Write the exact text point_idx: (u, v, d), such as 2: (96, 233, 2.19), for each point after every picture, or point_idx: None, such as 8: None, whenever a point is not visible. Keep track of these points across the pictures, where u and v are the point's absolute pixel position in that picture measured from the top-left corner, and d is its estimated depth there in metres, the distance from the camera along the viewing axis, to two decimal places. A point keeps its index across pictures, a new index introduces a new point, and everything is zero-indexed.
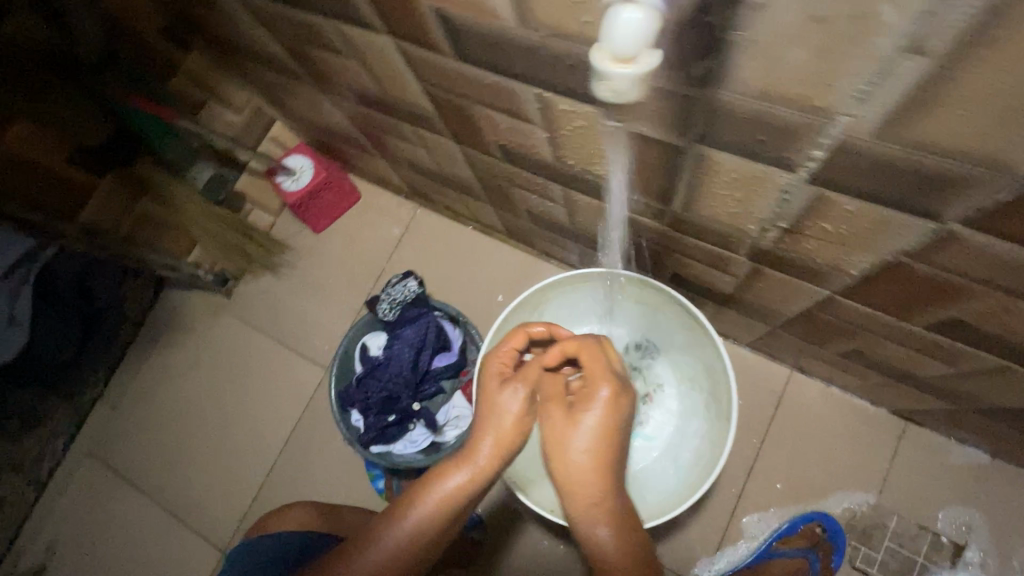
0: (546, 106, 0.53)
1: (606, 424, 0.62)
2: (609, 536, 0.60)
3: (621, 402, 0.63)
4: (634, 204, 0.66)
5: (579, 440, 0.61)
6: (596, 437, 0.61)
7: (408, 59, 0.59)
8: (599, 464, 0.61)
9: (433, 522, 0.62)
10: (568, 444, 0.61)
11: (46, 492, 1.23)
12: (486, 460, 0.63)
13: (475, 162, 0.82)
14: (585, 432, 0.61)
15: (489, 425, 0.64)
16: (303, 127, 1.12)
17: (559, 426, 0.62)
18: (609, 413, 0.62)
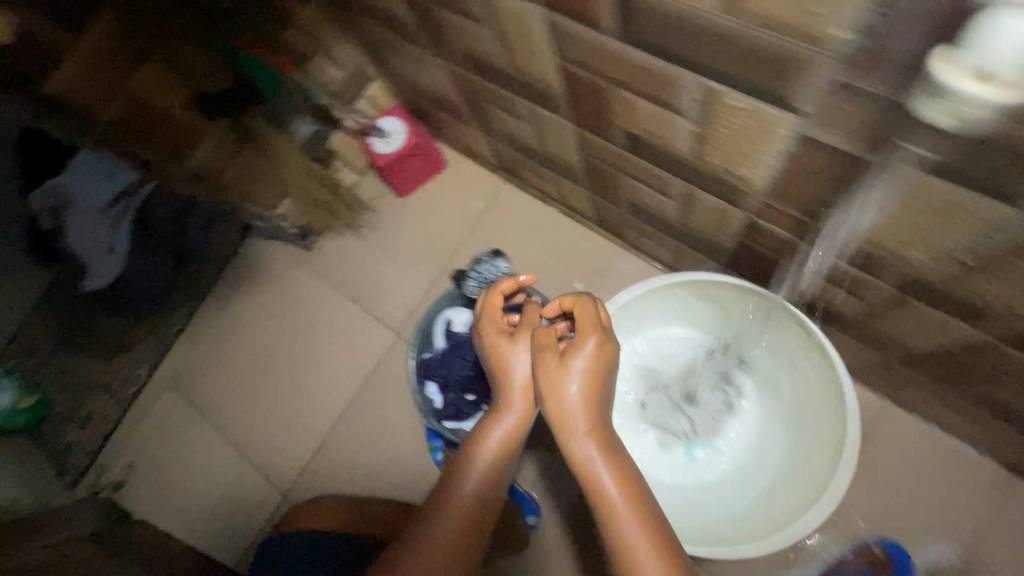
0: (709, 101, 0.48)
1: (596, 368, 0.65)
2: (611, 478, 0.59)
3: (607, 349, 0.66)
4: (769, 211, 0.61)
5: (574, 387, 0.63)
6: (587, 379, 0.64)
7: (556, 34, 0.56)
8: (592, 404, 0.63)
9: (472, 489, 0.65)
10: (559, 381, 0.63)
11: (130, 412, 1.33)
12: (510, 420, 0.67)
13: (588, 146, 0.78)
14: (578, 376, 0.63)
15: (505, 372, 0.69)
16: (402, 90, 1.11)
17: (548, 368, 0.64)
18: (598, 357, 0.65)
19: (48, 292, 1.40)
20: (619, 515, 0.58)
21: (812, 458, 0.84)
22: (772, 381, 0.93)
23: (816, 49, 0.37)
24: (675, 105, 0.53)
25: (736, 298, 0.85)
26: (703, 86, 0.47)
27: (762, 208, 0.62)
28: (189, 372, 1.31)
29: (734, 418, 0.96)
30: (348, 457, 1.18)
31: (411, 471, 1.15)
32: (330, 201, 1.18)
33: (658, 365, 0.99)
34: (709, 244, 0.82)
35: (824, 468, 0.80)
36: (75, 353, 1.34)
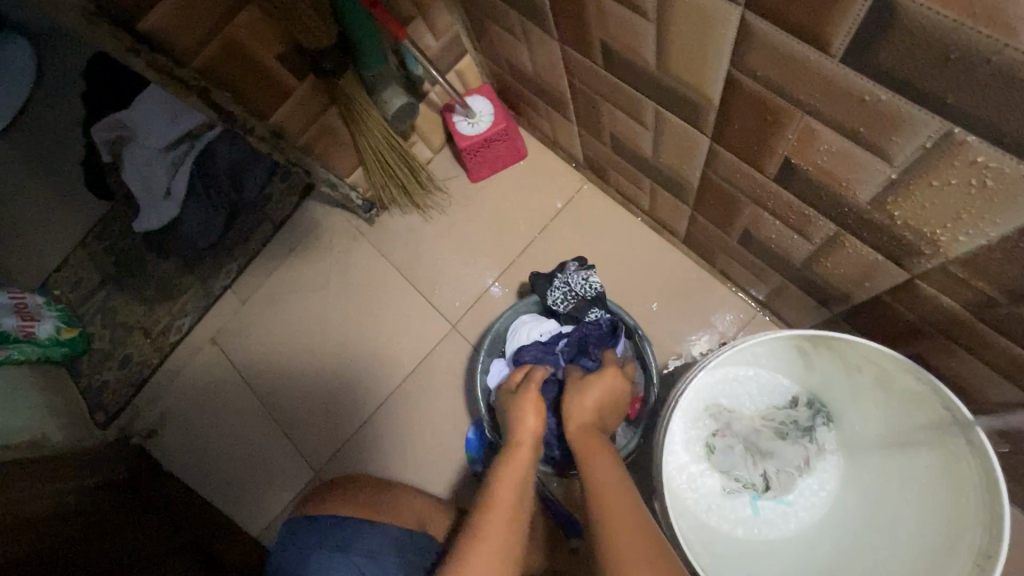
0: (941, 148, 0.41)
1: (603, 391, 0.73)
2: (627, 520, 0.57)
3: (621, 377, 0.74)
4: (948, 278, 0.53)
5: (578, 403, 0.72)
6: (595, 397, 0.72)
7: (745, 43, 0.47)
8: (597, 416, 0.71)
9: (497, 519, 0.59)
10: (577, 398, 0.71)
11: (165, 364, 1.26)
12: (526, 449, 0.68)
13: (718, 165, 0.70)
14: (584, 395, 0.72)
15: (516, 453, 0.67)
16: (498, 68, 1.03)
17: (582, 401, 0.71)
18: (614, 382, 0.74)
19: (99, 223, 1.35)
20: (605, 492, 0.60)
21: (924, 547, 0.73)
22: (865, 446, 0.82)
23: None
24: (884, 149, 0.45)
25: (859, 357, 0.74)
26: (950, 133, 0.39)
27: (939, 273, 0.53)
28: (232, 329, 1.26)
29: (813, 477, 0.86)
30: (387, 443, 1.14)
31: (450, 470, 1.10)
32: (404, 177, 1.12)
33: (732, 406, 0.89)
34: (832, 293, 0.74)
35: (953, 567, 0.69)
36: (121, 292, 1.30)
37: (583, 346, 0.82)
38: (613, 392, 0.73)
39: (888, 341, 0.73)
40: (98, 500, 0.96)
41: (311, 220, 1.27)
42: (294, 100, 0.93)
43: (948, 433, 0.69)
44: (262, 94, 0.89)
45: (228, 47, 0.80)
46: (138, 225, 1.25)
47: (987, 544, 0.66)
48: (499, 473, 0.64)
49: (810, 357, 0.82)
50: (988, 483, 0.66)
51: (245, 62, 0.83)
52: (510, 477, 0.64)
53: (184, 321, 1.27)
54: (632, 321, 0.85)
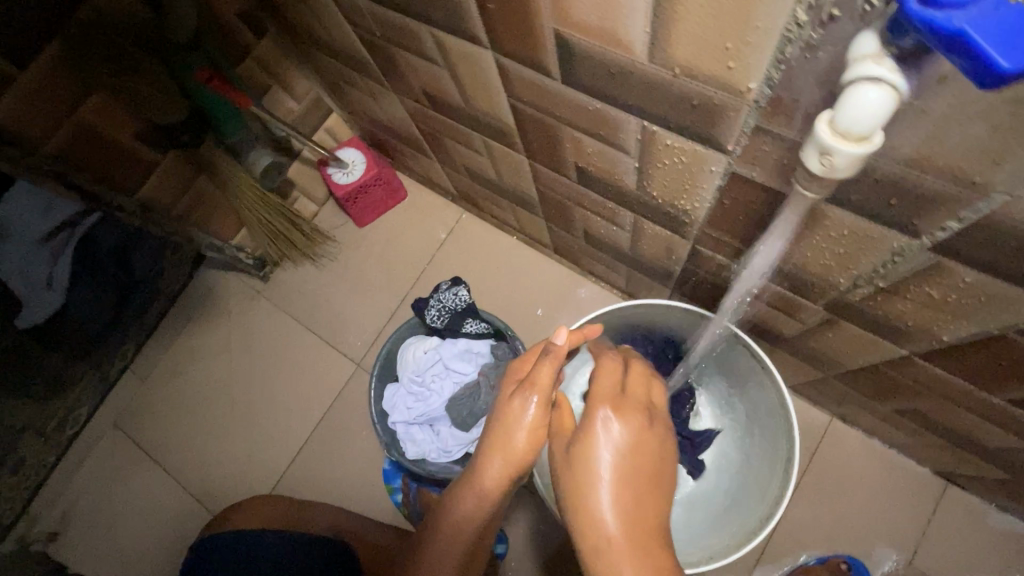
0: (648, 138, 0.52)
1: (628, 470, 0.53)
2: None
3: (649, 439, 0.54)
4: (711, 240, 0.65)
5: (599, 484, 0.52)
6: (616, 474, 0.52)
7: (505, 75, 0.59)
8: (626, 506, 0.51)
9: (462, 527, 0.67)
10: (583, 461, 0.53)
11: (67, 457, 1.23)
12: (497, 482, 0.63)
13: (542, 179, 0.81)
14: (600, 466, 0.53)
15: (495, 448, 0.61)
16: (361, 121, 1.12)
17: (585, 460, 0.53)
18: (641, 444, 0.54)
19: None
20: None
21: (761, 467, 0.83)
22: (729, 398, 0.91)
23: (738, 98, 0.40)
24: (619, 142, 0.56)
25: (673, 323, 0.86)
26: (644, 127, 0.51)
27: (704, 237, 0.65)
28: (136, 409, 1.25)
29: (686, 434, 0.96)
30: (307, 493, 1.14)
31: (372, 505, 1.12)
32: (286, 230, 1.16)
33: None
34: (660, 271, 0.86)
35: (774, 475, 0.79)
36: None
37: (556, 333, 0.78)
38: (642, 456, 0.54)
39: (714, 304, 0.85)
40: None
41: (209, 286, 1.30)
42: (159, 173, 0.99)
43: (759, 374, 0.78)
44: (124, 173, 0.94)
45: (80, 130, 0.85)
46: (19, 324, 1.04)
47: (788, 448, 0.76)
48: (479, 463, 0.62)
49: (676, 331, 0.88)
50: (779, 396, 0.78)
51: (100, 145, 0.89)
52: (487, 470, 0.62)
53: (83, 409, 1.24)
54: (505, 324, 0.92)
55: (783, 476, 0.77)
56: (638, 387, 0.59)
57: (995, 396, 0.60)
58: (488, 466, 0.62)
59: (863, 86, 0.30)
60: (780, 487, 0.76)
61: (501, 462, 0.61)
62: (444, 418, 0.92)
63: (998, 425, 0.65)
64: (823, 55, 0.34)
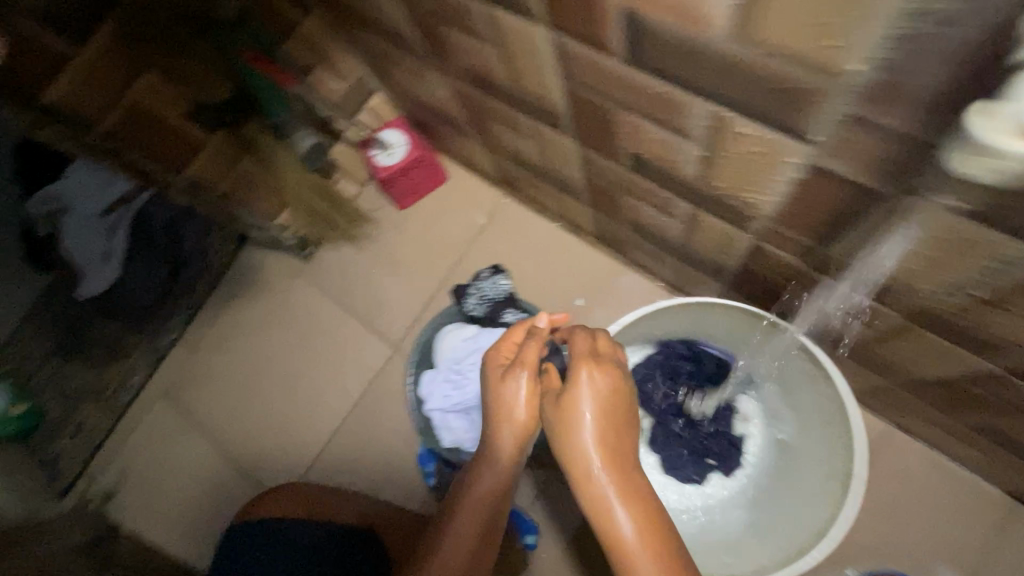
0: (718, 126, 0.48)
1: (608, 409, 0.57)
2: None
3: (623, 381, 0.59)
4: (776, 236, 0.60)
5: (584, 432, 0.56)
6: (597, 419, 0.56)
7: (561, 54, 0.55)
8: (610, 449, 0.55)
9: (476, 510, 0.68)
10: (568, 407, 0.57)
11: (120, 423, 1.29)
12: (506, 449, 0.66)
13: (592, 165, 0.77)
14: (584, 415, 0.56)
15: (498, 420, 0.65)
16: (403, 102, 1.10)
17: (570, 406, 0.57)
18: (616, 386, 0.59)
19: (42, 294, 1.36)
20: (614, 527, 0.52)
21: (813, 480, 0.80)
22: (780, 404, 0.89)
23: (835, 83, 0.36)
24: (684, 129, 0.52)
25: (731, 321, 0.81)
26: (714, 113, 0.47)
27: (768, 233, 0.61)
28: (183, 380, 1.29)
29: (732, 439, 0.92)
30: (344, 471, 1.16)
31: (406, 487, 1.13)
32: (328, 211, 1.16)
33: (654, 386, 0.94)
34: (714, 266, 0.81)
35: (829, 490, 0.76)
36: (70, 359, 1.31)
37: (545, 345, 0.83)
38: (618, 396, 0.58)
39: (771, 303, 0.80)
40: (67, 555, 0.98)
41: (253, 264, 1.32)
42: (206, 154, 0.99)
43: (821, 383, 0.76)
44: (171, 152, 0.96)
45: (131, 109, 0.87)
46: (82, 292, 1.21)
47: (849, 465, 0.73)
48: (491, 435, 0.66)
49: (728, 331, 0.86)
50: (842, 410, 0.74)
51: (150, 124, 0.90)
52: (498, 439, 0.66)
53: (135, 378, 1.29)
54: None
55: (840, 492, 0.74)
56: (610, 347, 0.64)
57: None
58: (499, 436, 0.66)
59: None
60: (837, 504, 0.74)
61: (505, 428, 0.65)
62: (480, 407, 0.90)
63: None
64: (954, 31, 0.29)
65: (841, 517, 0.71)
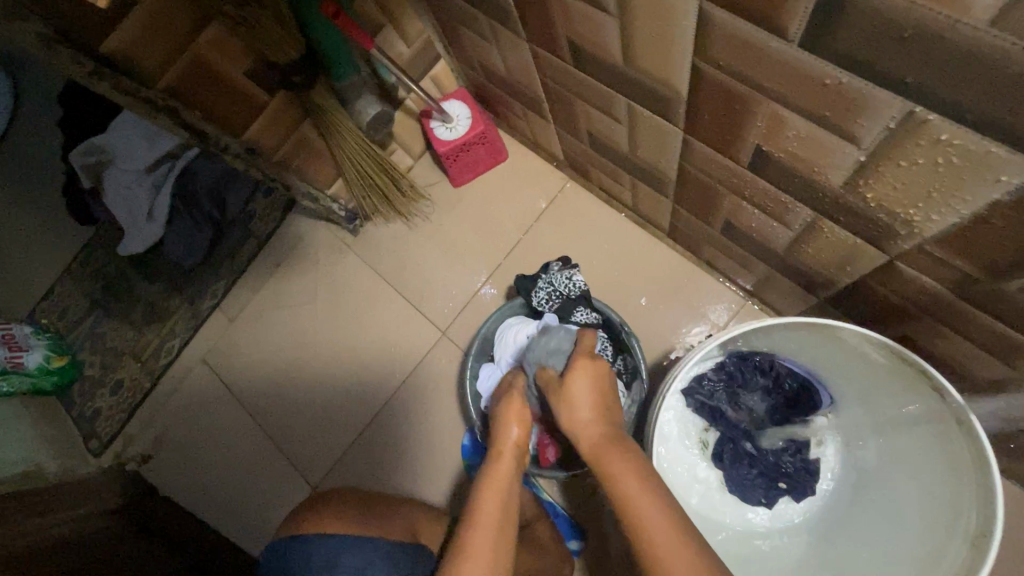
0: (906, 130, 0.40)
1: (597, 387, 0.67)
2: (663, 524, 0.53)
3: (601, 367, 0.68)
4: (925, 258, 0.52)
5: (580, 415, 0.65)
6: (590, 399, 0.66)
7: (705, 30, 0.47)
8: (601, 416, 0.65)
9: (492, 502, 0.62)
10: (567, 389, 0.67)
11: (157, 387, 1.26)
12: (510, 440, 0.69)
13: (694, 158, 0.69)
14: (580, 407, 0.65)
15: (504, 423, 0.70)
16: (471, 71, 1.02)
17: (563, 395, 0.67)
18: (599, 372, 0.68)
19: (84, 249, 1.33)
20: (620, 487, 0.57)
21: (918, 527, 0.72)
22: (867, 434, 0.81)
23: None
24: (849, 131, 0.44)
25: (839, 342, 0.72)
26: (913, 112, 0.39)
27: (917, 254, 0.52)
28: (223, 349, 1.26)
29: (807, 463, 0.85)
30: (383, 455, 1.13)
31: (447, 477, 1.09)
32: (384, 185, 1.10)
33: (725, 399, 0.87)
34: (815, 278, 0.73)
35: (943, 544, 0.68)
36: (110, 317, 1.29)
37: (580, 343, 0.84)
38: (602, 379, 0.67)
39: (876, 324, 0.72)
40: (110, 521, 0.96)
41: (297, 234, 1.26)
42: (266, 114, 0.94)
43: (946, 424, 0.67)
44: (233, 113, 0.90)
45: (195, 64, 0.81)
46: (122, 249, 1.21)
47: (980, 523, 0.64)
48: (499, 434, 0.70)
49: (822, 350, 0.78)
50: (976, 462, 0.65)
51: (213, 82, 0.84)
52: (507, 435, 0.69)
53: (174, 342, 1.26)
54: (619, 317, 0.83)
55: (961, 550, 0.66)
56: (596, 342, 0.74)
57: None
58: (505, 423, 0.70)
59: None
60: (962, 564, 0.65)
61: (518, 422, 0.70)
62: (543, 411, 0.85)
63: None
64: None
65: None
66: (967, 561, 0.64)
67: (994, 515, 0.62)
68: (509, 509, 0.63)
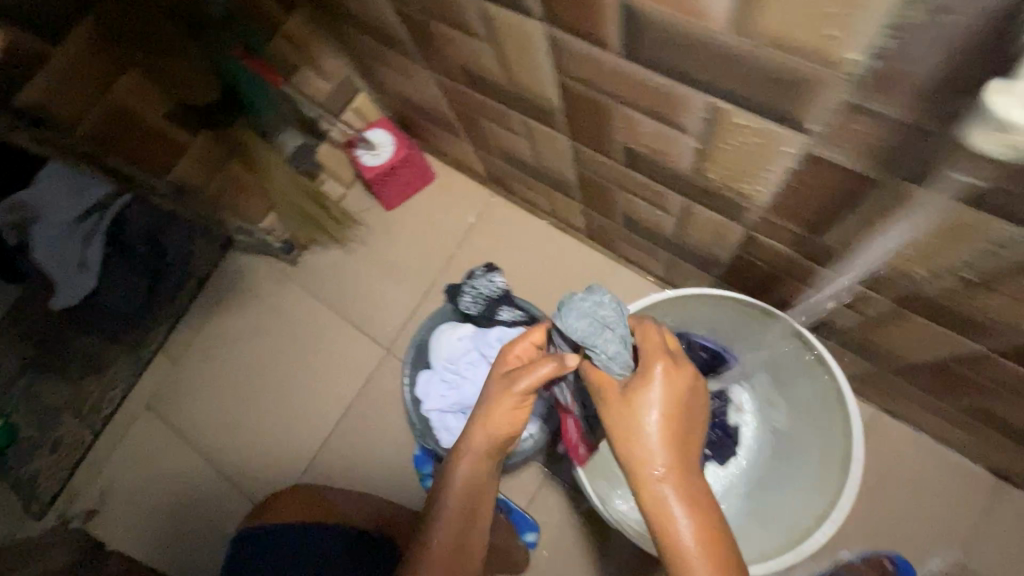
0: (714, 119, 0.49)
1: (669, 417, 0.52)
2: None
3: (680, 381, 0.54)
4: (770, 226, 0.61)
5: (653, 459, 0.51)
6: (666, 442, 0.52)
7: (556, 50, 0.55)
8: (679, 473, 0.51)
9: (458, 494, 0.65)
10: (632, 406, 0.53)
11: (102, 439, 1.24)
12: (488, 436, 0.64)
13: (585, 161, 0.78)
14: (653, 453, 0.51)
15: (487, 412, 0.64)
16: (390, 100, 1.08)
17: (620, 414, 0.54)
18: (674, 387, 0.53)
19: None
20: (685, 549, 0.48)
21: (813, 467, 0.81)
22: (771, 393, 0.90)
23: (832, 72, 0.37)
24: (679, 122, 0.53)
25: (724, 313, 0.81)
26: (709, 102, 0.47)
27: (763, 223, 0.61)
28: (168, 392, 1.25)
29: (727, 430, 0.92)
30: (337, 478, 1.14)
31: (402, 491, 1.11)
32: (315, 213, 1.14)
33: None
34: (706, 258, 0.82)
35: (831, 475, 0.77)
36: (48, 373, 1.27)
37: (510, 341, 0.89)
38: (676, 401, 0.53)
39: (762, 293, 0.81)
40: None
41: (237, 270, 1.28)
42: (190, 155, 0.99)
43: (815, 370, 0.78)
44: (152, 151, 0.95)
45: (112, 111, 0.86)
46: (54, 303, 1.09)
47: (847, 448, 0.74)
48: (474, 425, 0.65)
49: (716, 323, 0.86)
50: (837, 397, 0.75)
51: (131, 125, 0.89)
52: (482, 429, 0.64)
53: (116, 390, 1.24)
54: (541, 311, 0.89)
55: (840, 475, 0.75)
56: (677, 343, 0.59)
57: None
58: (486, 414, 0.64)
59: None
60: (837, 487, 0.74)
61: (501, 413, 0.63)
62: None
63: None
64: (950, 19, 0.30)
65: (841, 500, 0.71)
66: (841, 485, 0.74)
67: (855, 440, 0.72)
68: (476, 498, 0.66)
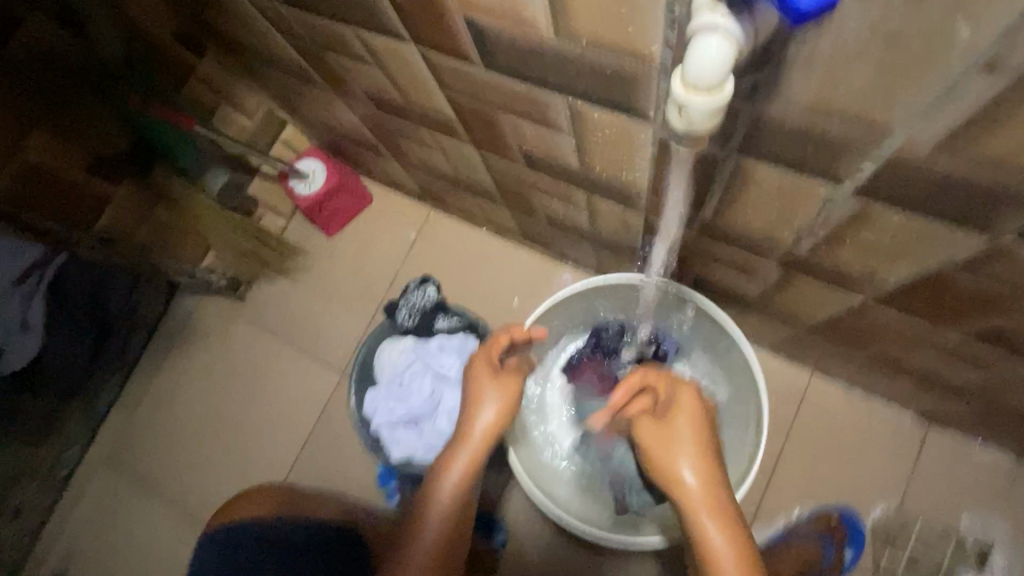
0: (576, 117, 0.52)
1: (696, 433, 0.64)
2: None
3: (698, 404, 0.67)
4: (658, 210, 0.65)
5: (687, 474, 0.61)
6: (697, 459, 0.62)
7: (433, 67, 0.59)
8: (709, 482, 0.60)
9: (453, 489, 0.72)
10: (666, 427, 0.66)
11: (64, 499, 1.22)
12: (477, 433, 0.74)
13: (495, 168, 0.81)
14: (685, 469, 0.62)
15: (472, 410, 0.75)
16: (315, 130, 1.11)
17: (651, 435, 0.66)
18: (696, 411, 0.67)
19: None
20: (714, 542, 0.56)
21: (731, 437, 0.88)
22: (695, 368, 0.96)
23: (646, 64, 0.40)
24: (552, 123, 0.56)
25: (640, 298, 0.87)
26: (565, 102, 0.51)
27: (652, 207, 0.65)
28: (126, 444, 1.24)
29: None
30: None
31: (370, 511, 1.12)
32: (253, 247, 1.15)
33: None
34: (624, 247, 0.86)
35: (747, 442, 0.85)
36: None
37: (446, 348, 0.92)
38: (700, 422, 0.66)
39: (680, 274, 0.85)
40: None
41: (185, 314, 1.28)
42: (114, 206, 1.05)
43: (726, 341, 0.84)
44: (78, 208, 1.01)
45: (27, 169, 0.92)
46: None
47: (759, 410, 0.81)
48: (464, 425, 0.75)
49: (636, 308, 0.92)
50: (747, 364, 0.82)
51: (49, 181, 0.95)
52: (469, 427, 0.74)
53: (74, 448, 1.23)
54: (474, 316, 0.92)
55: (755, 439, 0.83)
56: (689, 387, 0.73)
57: (953, 331, 0.59)
58: (471, 412, 0.75)
59: (703, 37, 0.29)
60: (755, 446, 0.81)
61: (483, 408, 0.74)
62: (428, 417, 0.93)
63: (964, 360, 0.65)
64: None
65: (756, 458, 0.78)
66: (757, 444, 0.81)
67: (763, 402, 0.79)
68: (464, 494, 0.73)
